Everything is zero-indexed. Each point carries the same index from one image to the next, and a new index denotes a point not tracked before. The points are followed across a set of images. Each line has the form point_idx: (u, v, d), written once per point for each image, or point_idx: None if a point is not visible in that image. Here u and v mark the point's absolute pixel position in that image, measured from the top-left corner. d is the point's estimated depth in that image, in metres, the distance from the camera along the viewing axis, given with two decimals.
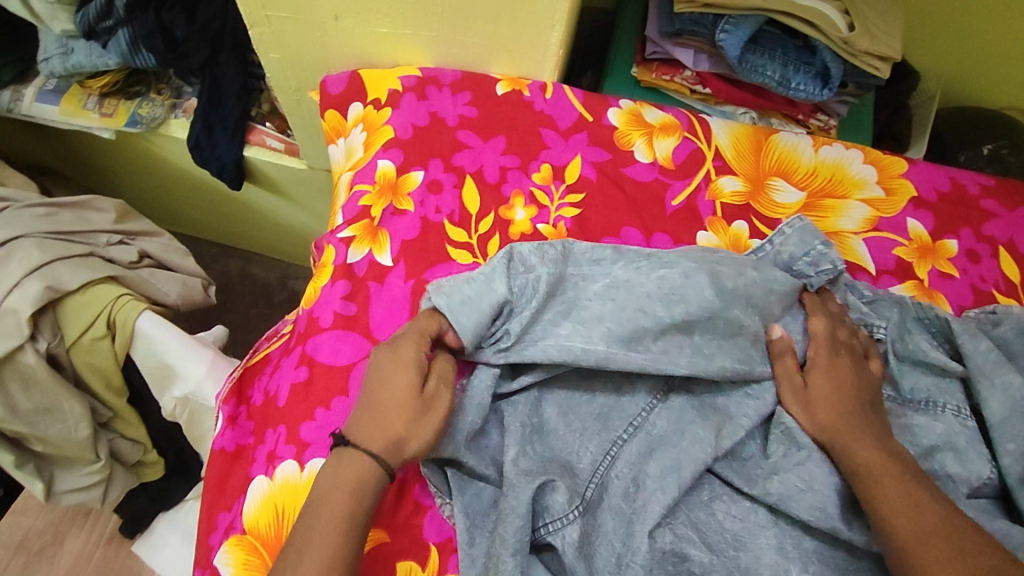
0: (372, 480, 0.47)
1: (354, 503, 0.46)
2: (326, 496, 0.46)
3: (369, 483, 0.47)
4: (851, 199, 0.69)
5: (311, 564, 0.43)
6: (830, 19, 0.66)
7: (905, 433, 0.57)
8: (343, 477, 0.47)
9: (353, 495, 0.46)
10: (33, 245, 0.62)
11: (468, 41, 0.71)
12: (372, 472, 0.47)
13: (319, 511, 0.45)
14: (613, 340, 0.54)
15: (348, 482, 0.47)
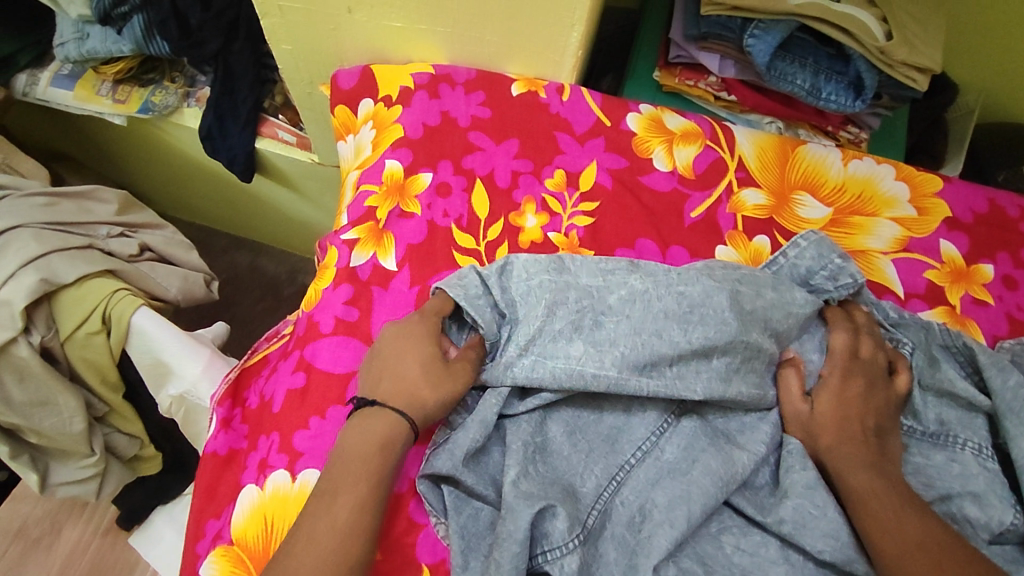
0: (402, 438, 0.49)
1: (384, 456, 0.47)
2: (350, 469, 0.47)
3: (397, 439, 0.49)
4: (880, 217, 0.65)
5: (346, 507, 0.45)
6: (866, 26, 0.62)
7: (918, 474, 0.53)
8: (376, 432, 0.48)
9: (383, 450, 0.48)
10: (31, 235, 0.61)
11: (484, 38, 0.68)
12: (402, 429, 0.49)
13: (352, 463, 0.47)
14: (626, 365, 0.52)
15: (380, 436, 0.48)
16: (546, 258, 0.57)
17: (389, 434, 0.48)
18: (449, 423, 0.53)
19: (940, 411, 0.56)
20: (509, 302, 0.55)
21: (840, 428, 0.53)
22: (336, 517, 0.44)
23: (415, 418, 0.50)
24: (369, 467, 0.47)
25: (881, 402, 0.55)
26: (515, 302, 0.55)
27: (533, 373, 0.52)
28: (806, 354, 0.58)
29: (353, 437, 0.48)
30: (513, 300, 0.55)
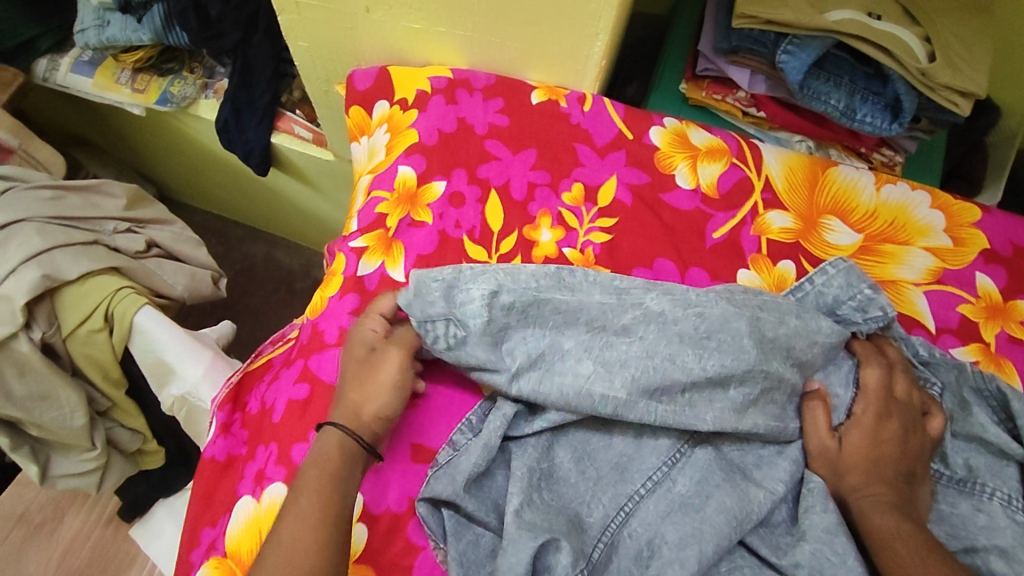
0: (352, 461, 0.47)
1: (336, 473, 0.46)
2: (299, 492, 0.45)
3: (346, 459, 0.47)
4: (913, 246, 0.63)
5: (290, 528, 0.44)
6: (908, 46, 0.59)
7: (942, 522, 0.51)
8: (322, 459, 0.47)
9: (335, 478, 0.46)
10: (35, 230, 0.60)
11: (505, 43, 0.66)
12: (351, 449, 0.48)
13: (300, 498, 0.45)
14: (635, 388, 0.50)
15: (331, 464, 0.46)
16: (553, 270, 0.54)
17: (339, 462, 0.47)
18: (452, 443, 0.51)
19: (968, 456, 0.53)
20: (515, 310, 0.51)
21: (865, 469, 0.51)
22: (284, 537, 0.43)
23: (357, 429, 0.48)
24: (317, 502, 0.45)
25: (907, 443, 0.52)
26: (513, 312, 0.51)
27: (539, 387, 0.50)
28: (832, 388, 0.55)
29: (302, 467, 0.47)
30: (514, 311, 0.51)
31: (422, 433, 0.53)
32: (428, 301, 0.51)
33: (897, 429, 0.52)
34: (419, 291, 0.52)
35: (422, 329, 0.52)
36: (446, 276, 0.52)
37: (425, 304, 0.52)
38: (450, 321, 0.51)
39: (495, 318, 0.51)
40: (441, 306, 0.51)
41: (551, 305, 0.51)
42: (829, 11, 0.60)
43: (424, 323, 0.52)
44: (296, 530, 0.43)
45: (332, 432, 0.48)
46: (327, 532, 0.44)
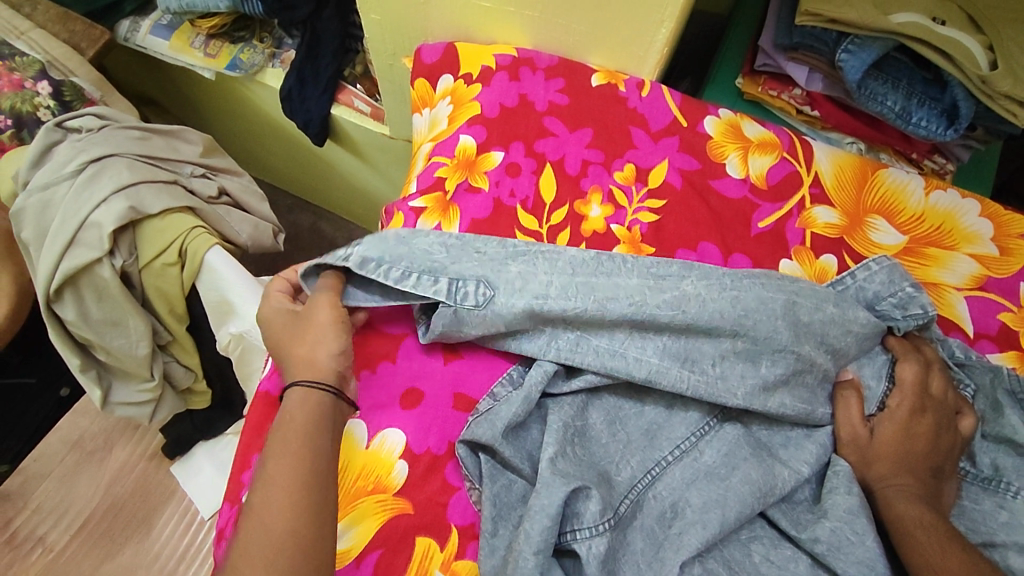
0: (318, 416, 0.48)
1: (306, 428, 0.47)
2: (273, 452, 0.46)
3: (314, 409, 0.48)
4: (957, 252, 0.63)
5: (262, 491, 0.44)
6: (969, 52, 0.59)
7: (963, 517, 0.52)
8: (290, 419, 0.47)
9: (302, 436, 0.46)
10: (124, 164, 0.65)
11: (570, 26, 0.69)
12: (316, 402, 0.49)
13: (271, 466, 0.45)
14: (666, 354, 0.53)
15: (297, 427, 0.47)
16: (595, 257, 0.57)
17: (304, 422, 0.47)
18: (493, 394, 0.54)
19: (996, 456, 0.54)
20: (555, 286, 0.54)
21: (893, 459, 0.51)
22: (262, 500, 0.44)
23: (320, 376, 0.50)
24: (287, 467, 0.45)
25: (938, 438, 0.53)
26: (551, 286, 0.54)
27: (575, 348, 0.54)
28: (864, 380, 0.56)
29: (270, 434, 0.48)
30: (554, 286, 0.54)
31: (465, 383, 0.56)
32: (466, 265, 0.56)
33: (929, 423, 0.53)
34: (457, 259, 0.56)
35: (449, 287, 0.55)
36: (490, 253, 0.57)
37: (460, 267, 0.56)
38: (480, 283, 0.55)
39: (528, 287, 0.54)
40: (478, 270, 0.55)
41: (588, 285, 0.54)
42: (893, 13, 0.60)
43: (453, 280, 0.55)
44: (266, 495, 0.44)
45: (296, 391, 0.49)
46: (303, 492, 0.44)
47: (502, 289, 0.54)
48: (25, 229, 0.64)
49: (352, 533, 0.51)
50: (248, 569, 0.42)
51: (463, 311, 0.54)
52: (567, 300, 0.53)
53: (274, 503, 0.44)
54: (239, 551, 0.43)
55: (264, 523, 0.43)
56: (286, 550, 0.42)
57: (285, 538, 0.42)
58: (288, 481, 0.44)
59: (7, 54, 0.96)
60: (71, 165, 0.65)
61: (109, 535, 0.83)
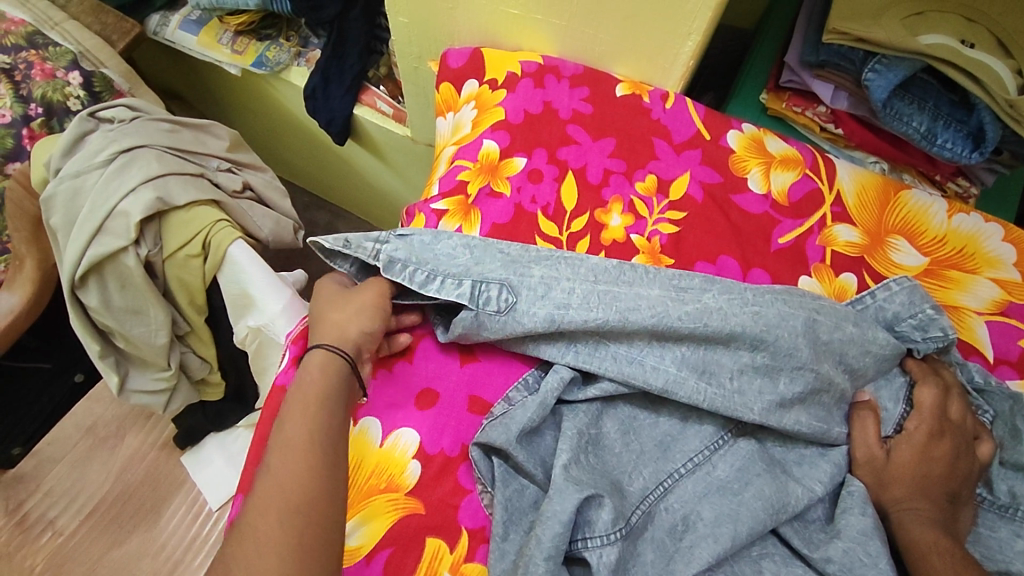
0: (334, 381, 0.49)
1: (324, 395, 0.48)
2: (291, 415, 0.46)
3: (333, 374, 0.49)
4: (979, 276, 0.63)
5: (277, 454, 0.44)
6: (998, 76, 0.59)
7: (978, 544, 0.52)
8: (307, 384, 0.49)
9: (319, 401, 0.47)
10: (153, 156, 0.66)
11: (597, 36, 0.69)
12: (332, 368, 0.50)
13: (288, 427, 0.46)
14: (683, 364, 0.53)
15: (313, 391, 0.48)
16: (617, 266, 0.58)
17: (322, 386, 0.48)
18: (507, 398, 0.55)
19: (1013, 484, 0.53)
20: (576, 297, 0.54)
21: (910, 482, 0.51)
22: (277, 463, 0.44)
23: (342, 345, 0.52)
24: (304, 429, 0.45)
25: (956, 463, 0.52)
26: (573, 294, 0.55)
27: (593, 355, 0.54)
28: (881, 402, 0.56)
29: (287, 399, 0.48)
30: (576, 294, 0.55)
31: (480, 386, 0.56)
32: (490, 267, 0.56)
33: (948, 447, 0.52)
34: (482, 259, 0.57)
35: (472, 290, 0.55)
36: (515, 253, 0.58)
37: (483, 269, 0.56)
38: (503, 287, 0.55)
39: (550, 295, 0.55)
40: (502, 275, 0.56)
41: (610, 295, 0.55)
42: (922, 35, 0.60)
43: (477, 284, 0.55)
44: (284, 457, 0.44)
45: (317, 355, 0.51)
46: (317, 454, 0.44)
47: (525, 297, 0.55)
48: (54, 215, 0.64)
49: (363, 530, 0.51)
50: (263, 528, 0.41)
51: (484, 315, 0.55)
52: (589, 309, 0.54)
53: (292, 462, 0.44)
54: (255, 510, 0.42)
55: (281, 483, 0.43)
56: (300, 510, 0.42)
57: (300, 497, 0.42)
58: (304, 442, 0.45)
59: (41, 44, 0.98)
60: (103, 154, 0.66)
61: (118, 522, 0.84)
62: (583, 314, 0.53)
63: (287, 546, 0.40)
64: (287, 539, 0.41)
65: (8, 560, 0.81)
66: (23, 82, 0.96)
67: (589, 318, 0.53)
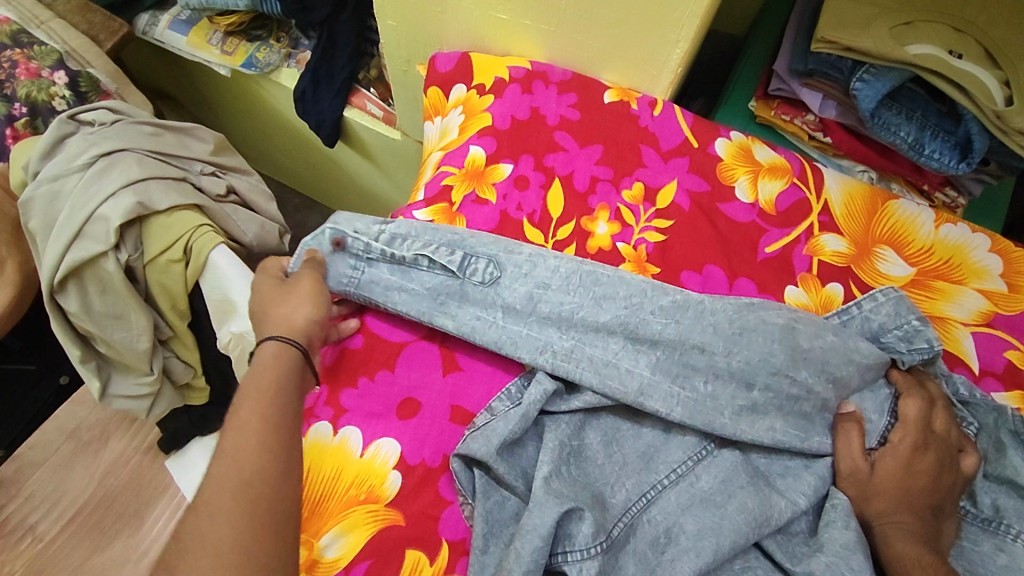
0: (289, 370, 0.50)
1: (278, 386, 0.48)
2: (248, 396, 0.47)
3: (286, 365, 0.50)
4: (966, 287, 0.63)
5: (231, 437, 0.45)
6: (985, 86, 0.59)
7: (961, 558, 0.51)
8: (262, 372, 0.49)
9: (275, 387, 0.48)
10: (134, 159, 0.65)
11: (585, 42, 0.69)
12: (286, 358, 0.50)
13: (226, 442, 0.45)
14: (658, 369, 0.53)
15: (250, 409, 0.46)
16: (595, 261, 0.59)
17: (276, 374, 0.49)
18: (490, 408, 0.54)
19: (997, 497, 0.53)
20: (557, 282, 0.56)
21: (892, 495, 0.51)
22: (231, 449, 0.44)
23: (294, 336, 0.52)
24: (258, 410, 0.46)
25: (938, 477, 0.52)
26: (556, 274, 0.56)
27: (570, 354, 0.54)
28: (866, 413, 0.55)
29: (243, 384, 0.49)
30: (559, 274, 0.56)
31: (462, 396, 0.56)
32: (482, 242, 0.58)
33: (932, 459, 0.52)
34: (477, 234, 0.59)
35: (461, 260, 0.57)
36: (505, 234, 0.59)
37: (476, 243, 0.58)
38: (490, 263, 0.57)
39: (533, 273, 0.56)
40: (491, 250, 0.58)
41: (592, 278, 0.56)
42: (910, 45, 0.60)
43: (466, 255, 0.57)
44: (238, 437, 0.45)
45: (269, 347, 0.51)
46: (273, 433, 0.45)
47: (508, 273, 0.56)
48: (33, 219, 0.64)
49: (342, 542, 0.50)
50: (215, 509, 0.42)
51: (469, 285, 0.56)
52: (567, 291, 0.56)
53: (242, 441, 0.44)
54: (208, 489, 0.43)
55: (235, 459, 0.43)
56: (253, 491, 0.42)
57: (254, 475, 0.43)
58: (249, 465, 0.43)
59: (26, 43, 0.97)
60: (82, 158, 0.64)
61: (99, 527, 0.83)
62: (561, 296, 0.55)
63: (239, 520, 0.41)
64: (241, 515, 0.41)
65: None
66: (7, 80, 0.95)
67: (565, 302, 0.55)
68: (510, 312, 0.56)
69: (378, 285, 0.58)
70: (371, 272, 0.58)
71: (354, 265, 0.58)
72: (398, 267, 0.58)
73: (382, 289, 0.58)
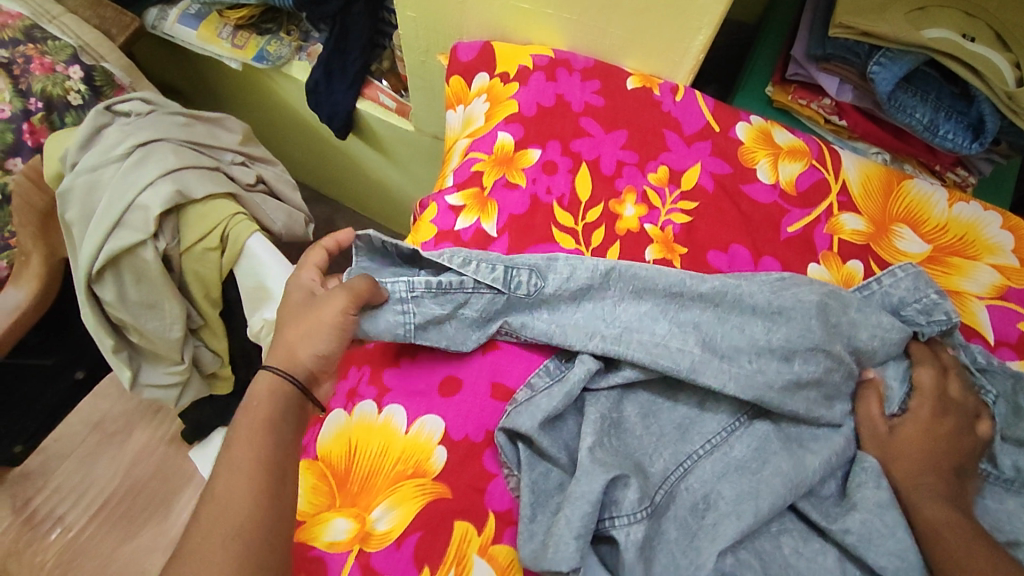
0: (281, 405, 0.52)
1: (268, 424, 0.50)
2: (240, 436, 0.49)
3: (277, 401, 0.52)
4: (980, 262, 0.65)
5: (220, 482, 0.47)
6: (997, 68, 0.61)
7: (986, 517, 0.53)
8: (254, 407, 0.51)
9: (266, 424, 0.50)
10: (171, 149, 0.66)
11: (607, 30, 0.70)
12: (279, 393, 0.52)
13: (216, 486, 0.47)
14: (705, 348, 0.55)
15: (240, 449, 0.48)
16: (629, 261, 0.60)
17: (267, 410, 0.51)
18: (530, 385, 0.56)
19: (1017, 458, 0.55)
20: (598, 274, 0.58)
21: (920, 459, 0.53)
22: (220, 493, 0.46)
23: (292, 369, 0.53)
24: (249, 451, 0.48)
25: (960, 442, 0.54)
26: (597, 270, 0.58)
27: (618, 337, 0.56)
28: (887, 381, 0.58)
29: (236, 421, 0.51)
30: (600, 269, 0.58)
31: (501, 373, 0.57)
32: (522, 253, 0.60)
33: (950, 424, 0.55)
34: None
35: (505, 274, 0.58)
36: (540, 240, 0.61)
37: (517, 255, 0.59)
38: (532, 272, 0.58)
39: (575, 275, 0.58)
40: (532, 260, 0.59)
41: (631, 272, 0.58)
42: (925, 28, 0.62)
43: (509, 268, 0.58)
44: (227, 480, 0.46)
45: (263, 378, 0.53)
46: (264, 471, 0.47)
47: (552, 282, 0.58)
48: (70, 208, 0.64)
49: (392, 515, 0.52)
50: (203, 555, 0.43)
51: (516, 299, 0.58)
52: (609, 286, 0.58)
53: (231, 482, 0.46)
54: (198, 536, 0.45)
55: (224, 503, 0.45)
56: (242, 534, 0.44)
57: (243, 517, 0.45)
58: (237, 507, 0.45)
59: (39, 38, 0.97)
60: (119, 148, 0.65)
61: (127, 517, 0.84)
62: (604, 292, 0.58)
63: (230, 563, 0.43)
64: (230, 559, 0.43)
65: (18, 557, 0.81)
66: (21, 76, 0.94)
67: (607, 298, 0.58)
68: (557, 310, 0.58)
69: (431, 322, 0.57)
70: (421, 311, 0.57)
71: (403, 310, 0.57)
72: (444, 295, 0.57)
73: (435, 325, 0.58)
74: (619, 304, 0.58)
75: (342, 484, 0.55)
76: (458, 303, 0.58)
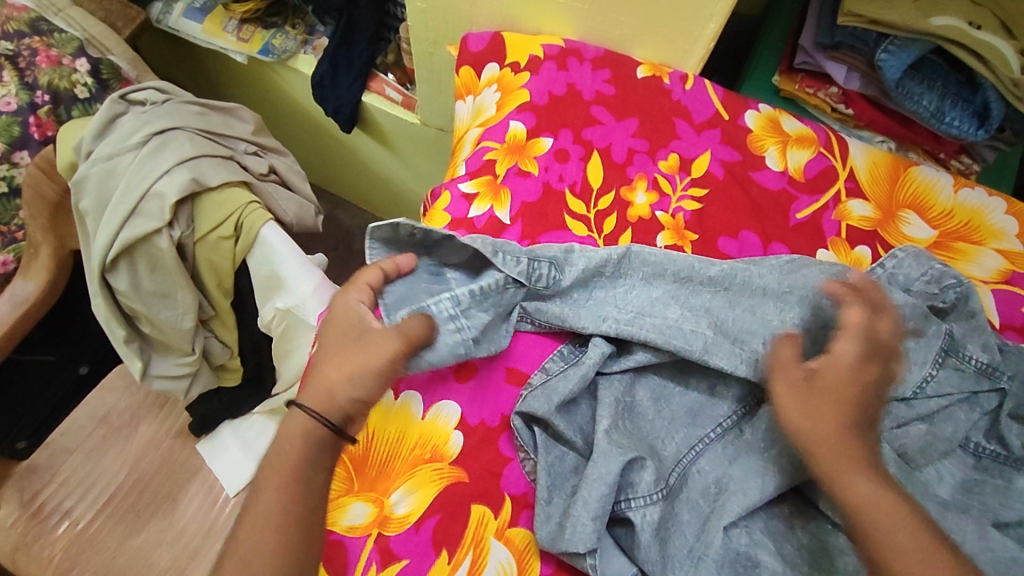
0: (315, 452, 0.48)
1: (298, 475, 0.47)
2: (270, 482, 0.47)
3: (309, 447, 0.48)
4: (985, 247, 0.66)
5: (247, 534, 0.46)
6: (1003, 56, 0.62)
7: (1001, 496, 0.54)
8: (285, 452, 0.47)
9: (296, 472, 0.47)
10: (187, 138, 0.67)
11: (618, 19, 0.71)
12: (312, 436, 0.48)
13: (242, 536, 0.46)
14: (717, 331, 0.56)
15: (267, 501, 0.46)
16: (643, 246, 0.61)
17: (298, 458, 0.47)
18: (545, 368, 0.57)
19: None
20: (611, 260, 0.59)
21: None
22: (245, 546, 0.45)
23: (328, 410, 0.48)
24: (276, 505, 0.46)
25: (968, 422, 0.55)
26: (609, 256, 0.59)
27: (632, 321, 0.56)
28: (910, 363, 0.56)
29: (269, 456, 0.48)
30: (612, 255, 0.59)
31: (514, 357, 0.58)
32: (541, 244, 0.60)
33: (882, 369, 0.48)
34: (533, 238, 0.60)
35: (529, 266, 0.57)
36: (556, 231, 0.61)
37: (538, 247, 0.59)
38: (552, 265, 0.58)
39: (589, 263, 0.58)
40: (552, 252, 0.59)
41: (641, 259, 0.59)
42: (934, 16, 0.63)
43: (531, 260, 0.58)
44: (254, 536, 0.45)
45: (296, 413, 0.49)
46: (291, 526, 0.46)
47: (569, 274, 0.58)
48: (85, 198, 0.64)
49: (411, 498, 0.53)
50: None
51: (537, 290, 0.58)
52: (620, 272, 0.59)
53: (255, 539, 0.45)
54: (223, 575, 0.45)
55: (246, 557, 0.45)
56: None
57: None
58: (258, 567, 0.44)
59: (45, 30, 0.97)
60: (135, 136, 0.66)
61: (135, 510, 0.80)
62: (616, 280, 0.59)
63: None
64: None
65: (25, 552, 0.77)
66: (27, 68, 0.94)
67: (619, 285, 0.59)
68: (570, 299, 0.59)
69: (484, 332, 0.56)
70: (474, 321, 0.55)
71: (458, 328, 0.54)
72: (487, 297, 0.56)
73: (487, 334, 0.56)
74: (630, 289, 0.59)
75: (360, 466, 0.55)
76: (502, 298, 0.57)
